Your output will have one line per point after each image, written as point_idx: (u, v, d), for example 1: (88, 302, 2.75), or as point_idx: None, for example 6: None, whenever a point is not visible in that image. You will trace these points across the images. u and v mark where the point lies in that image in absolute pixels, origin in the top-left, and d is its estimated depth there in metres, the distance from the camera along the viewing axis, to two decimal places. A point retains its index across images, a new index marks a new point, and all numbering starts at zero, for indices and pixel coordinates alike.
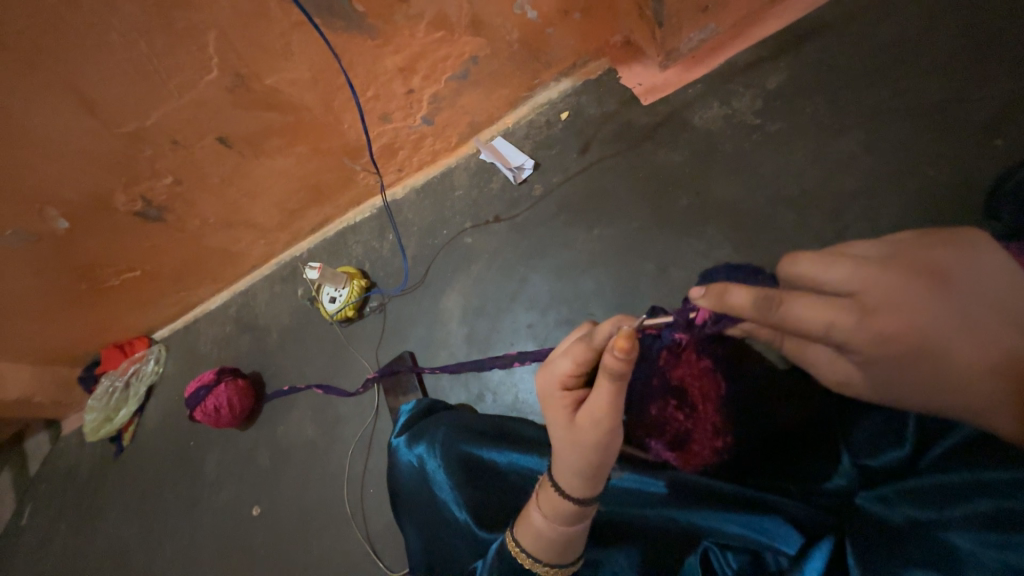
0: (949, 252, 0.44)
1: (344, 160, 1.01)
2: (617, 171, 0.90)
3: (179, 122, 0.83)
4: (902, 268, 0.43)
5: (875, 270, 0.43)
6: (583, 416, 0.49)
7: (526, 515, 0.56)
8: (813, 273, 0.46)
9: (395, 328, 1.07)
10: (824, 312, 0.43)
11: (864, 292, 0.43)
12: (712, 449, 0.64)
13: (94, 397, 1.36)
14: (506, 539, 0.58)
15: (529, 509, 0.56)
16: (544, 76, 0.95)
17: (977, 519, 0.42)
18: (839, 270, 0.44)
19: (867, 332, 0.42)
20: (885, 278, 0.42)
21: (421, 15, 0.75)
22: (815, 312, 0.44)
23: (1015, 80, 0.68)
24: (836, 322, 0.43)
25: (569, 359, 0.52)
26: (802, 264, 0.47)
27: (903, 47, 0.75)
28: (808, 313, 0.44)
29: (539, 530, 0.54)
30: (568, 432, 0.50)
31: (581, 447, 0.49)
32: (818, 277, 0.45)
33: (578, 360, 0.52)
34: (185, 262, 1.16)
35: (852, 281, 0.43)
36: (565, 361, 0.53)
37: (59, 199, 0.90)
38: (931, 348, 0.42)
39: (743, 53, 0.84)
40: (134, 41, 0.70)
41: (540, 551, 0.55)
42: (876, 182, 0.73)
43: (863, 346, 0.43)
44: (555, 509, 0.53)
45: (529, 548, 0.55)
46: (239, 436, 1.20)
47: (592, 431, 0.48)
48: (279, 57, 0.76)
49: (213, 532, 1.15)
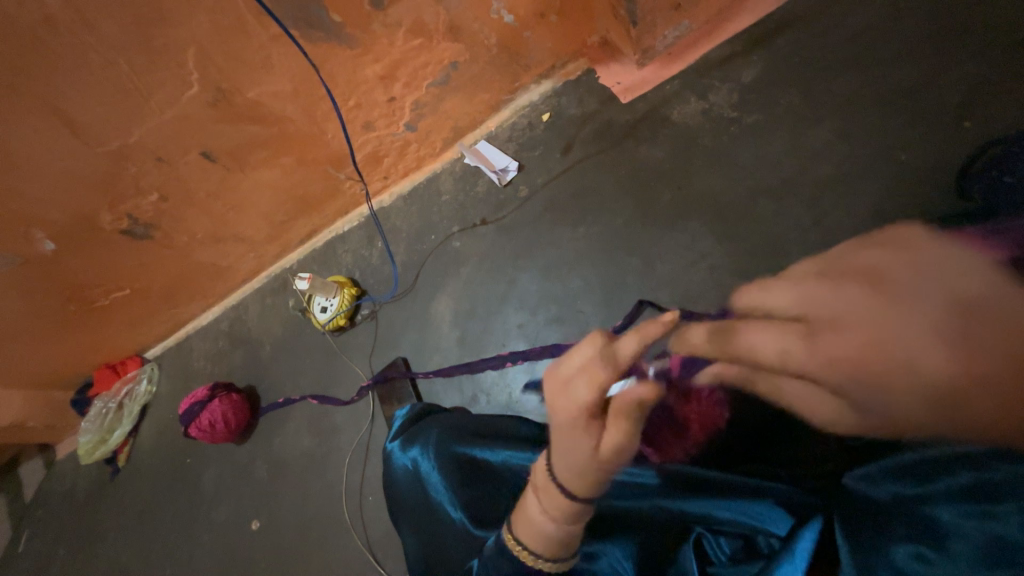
0: (893, 256, 0.48)
1: (330, 169, 1.01)
2: (600, 169, 0.92)
3: (162, 139, 0.83)
4: (838, 284, 0.49)
5: (814, 292, 0.51)
6: (613, 445, 0.48)
7: (529, 518, 0.54)
8: (756, 300, 0.57)
9: (387, 334, 1.07)
10: (779, 336, 0.51)
11: (811, 317, 0.49)
12: (683, 453, 0.62)
13: (87, 419, 1.34)
14: (503, 535, 0.57)
15: (530, 509, 0.54)
16: (524, 78, 0.96)
17: (957, 491, 0.43)
18: (779, 298, 0.54)
19: (818, 356, 0.47)
20: (823, 296, 0.49)
21: (399, 23, 0.76)
22: (767, 338, 0.52)
23: (979, 64, 0.70)
24: (789, 348, 0.50)
25: (593, 387, 0.48)
26: (755, 293, 0.58)
27: (870, 37, 0.76)
28: (759, 340, 0.52)
29: (544, 531, 0.53)
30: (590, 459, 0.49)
31: (604, 469, 0.50)
32: (761, 306, 0.56)
33: (601, 389, 0.48)
34: (175, 279, 1.16)
35: (800, 304, 0.51)
36: (586, 388, 0.48)
37: (44, 221, 0.90)
38: (894, 360, 0.41)
39: (716, 49, 0.85)
40: (114, 60, 0.70)
41: (541, 547, 0.54)
42: (852, 169, 0.74)
43: (817, 371, 0.48)
44: (566, 515, 0.52)
45: (529, 543, 0.54)
46: (235, 451, 1.19)
47: (618, 456, 0.49)
48: (259, 70, 0.77)
49: (213, 549, 1.14)
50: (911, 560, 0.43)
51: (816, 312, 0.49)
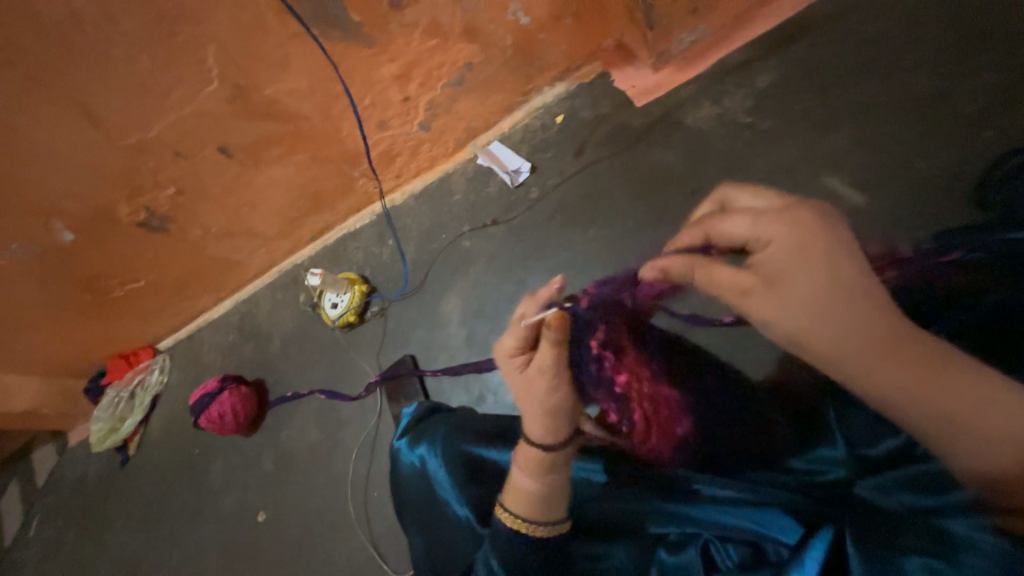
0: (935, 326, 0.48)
1: (344, 167, 1.02)
2: (612, 172, 0.92)
3: (181, 134, 0.85)
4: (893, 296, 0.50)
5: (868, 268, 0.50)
6: (535, 369, 0.58)
7: (511, 480, 0.60)
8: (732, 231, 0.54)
9: (396, 332, 1.08)
10: (748, 227, 0.52)
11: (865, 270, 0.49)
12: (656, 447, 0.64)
13: (99, 408, 1.37)
14: (495, 510, 0.61)
15: (512, 471, 0.61)
16: (538, 80, 0.96)
17: (968, 504, 0.43)
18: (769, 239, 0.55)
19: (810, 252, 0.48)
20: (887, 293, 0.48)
21: (415, 24, 0.77)
22: (741, 228, 0.53)
23: (1001, 73, 0.69)
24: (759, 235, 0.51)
25: (512, 337, 0.60)
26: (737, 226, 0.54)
27: (888, 44, 0.76)
28: (736, 228, 0.53)
29: (520, 482, 0.59)
30: (525, 387, 0.59)
31: (537, 397, 0.58)
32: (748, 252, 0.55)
33: (519, 336, 0.59)
34: (188, 272, 1.18)
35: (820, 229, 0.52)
36: (509, 338, 0.60)
37: (64, 211, 0.92)
38: (942, 371, 0.43)
39: (733, 54, 0.85)
40: (136, 56, 0.71)
41: (525, 508, 0.58)
42: (869, 176, 0.74)
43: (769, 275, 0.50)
44: (528, 459, 0.59)
45: (516, 508, 0.58)
46: (243, 443, 1.20)
47: (540, 382, 0.57)
48: (277, 67, 0.78)
49: (219, 539, 1.16)
50: (920, 570, 0.42)
51: (806, 260, 0.48)
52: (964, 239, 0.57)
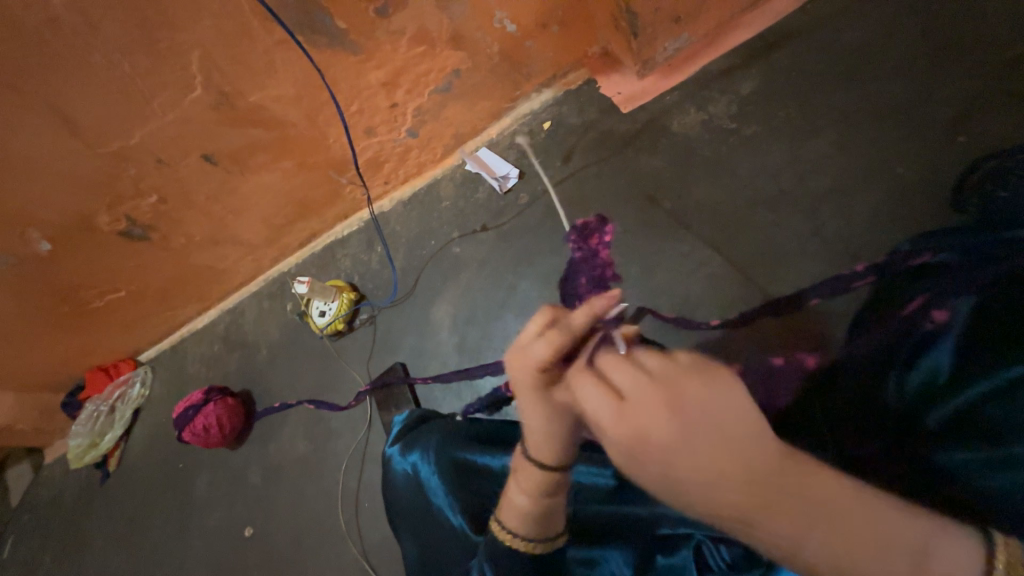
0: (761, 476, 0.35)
1: (331, 174, 1.01)
2: (600, 178, 0.92)
3: (164, 141, 0.83)
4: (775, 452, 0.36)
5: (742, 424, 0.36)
6: (575, 384, 0.50)
7: (509, 500, 0.55)
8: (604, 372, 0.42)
9: (386, 339, 1.07)
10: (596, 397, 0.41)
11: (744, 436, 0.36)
12: None
13: (78, 423, 1.32)
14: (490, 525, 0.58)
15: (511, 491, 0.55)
16: (525, 87, 0.97)
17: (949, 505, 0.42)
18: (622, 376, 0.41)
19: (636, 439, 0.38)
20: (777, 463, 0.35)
21: (403, 31, 0.77)
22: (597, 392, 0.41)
23: (970, 81, 0.72)
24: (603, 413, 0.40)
25: (547, 344, 0.49)
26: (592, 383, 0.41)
27: (864, 53, 0.78)
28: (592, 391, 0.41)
29: (524, 508, 0.54)
30: (556, 404, 0.50)
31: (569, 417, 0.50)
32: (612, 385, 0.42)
33: (554, 345, 0.49)
34: (171, 281, 1.15)
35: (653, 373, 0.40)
36: (541, 346, 0.50)
37: (41, 221, 0.89)
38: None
39: (716, 62, 0.87)
40: (117, 62, 0.70)
41: (523, 526, 0.55)
42: (849, 180, 0.76)
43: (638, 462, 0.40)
44: (537, 486, 0.53)
45: (512, 525, 0.55)
46: (229, 456, 1.17)
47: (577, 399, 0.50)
48: (263, 74, 0.77)
49: (204, 556, 1.13)
50: None
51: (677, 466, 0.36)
52: (970, 242, 0.58)
